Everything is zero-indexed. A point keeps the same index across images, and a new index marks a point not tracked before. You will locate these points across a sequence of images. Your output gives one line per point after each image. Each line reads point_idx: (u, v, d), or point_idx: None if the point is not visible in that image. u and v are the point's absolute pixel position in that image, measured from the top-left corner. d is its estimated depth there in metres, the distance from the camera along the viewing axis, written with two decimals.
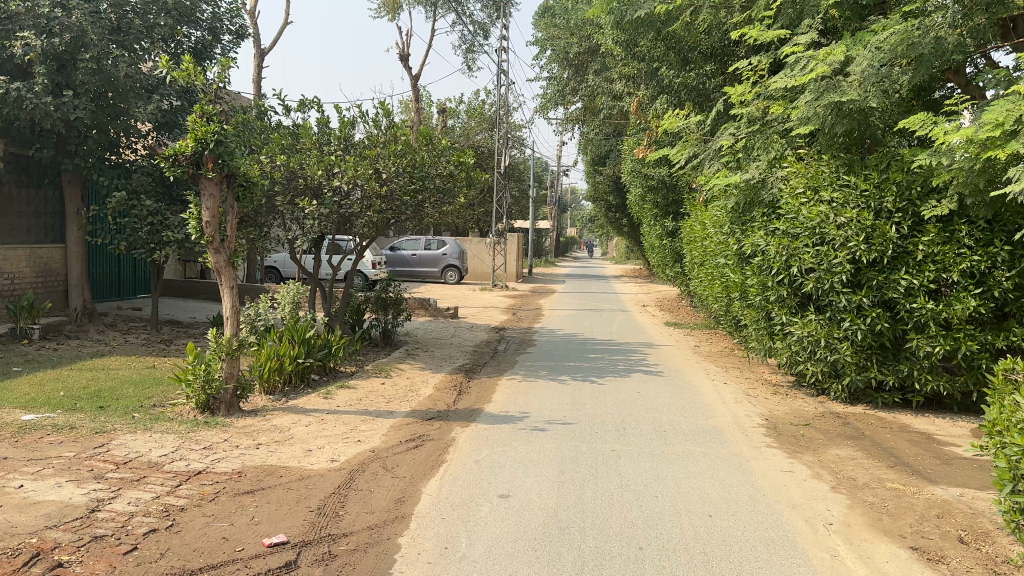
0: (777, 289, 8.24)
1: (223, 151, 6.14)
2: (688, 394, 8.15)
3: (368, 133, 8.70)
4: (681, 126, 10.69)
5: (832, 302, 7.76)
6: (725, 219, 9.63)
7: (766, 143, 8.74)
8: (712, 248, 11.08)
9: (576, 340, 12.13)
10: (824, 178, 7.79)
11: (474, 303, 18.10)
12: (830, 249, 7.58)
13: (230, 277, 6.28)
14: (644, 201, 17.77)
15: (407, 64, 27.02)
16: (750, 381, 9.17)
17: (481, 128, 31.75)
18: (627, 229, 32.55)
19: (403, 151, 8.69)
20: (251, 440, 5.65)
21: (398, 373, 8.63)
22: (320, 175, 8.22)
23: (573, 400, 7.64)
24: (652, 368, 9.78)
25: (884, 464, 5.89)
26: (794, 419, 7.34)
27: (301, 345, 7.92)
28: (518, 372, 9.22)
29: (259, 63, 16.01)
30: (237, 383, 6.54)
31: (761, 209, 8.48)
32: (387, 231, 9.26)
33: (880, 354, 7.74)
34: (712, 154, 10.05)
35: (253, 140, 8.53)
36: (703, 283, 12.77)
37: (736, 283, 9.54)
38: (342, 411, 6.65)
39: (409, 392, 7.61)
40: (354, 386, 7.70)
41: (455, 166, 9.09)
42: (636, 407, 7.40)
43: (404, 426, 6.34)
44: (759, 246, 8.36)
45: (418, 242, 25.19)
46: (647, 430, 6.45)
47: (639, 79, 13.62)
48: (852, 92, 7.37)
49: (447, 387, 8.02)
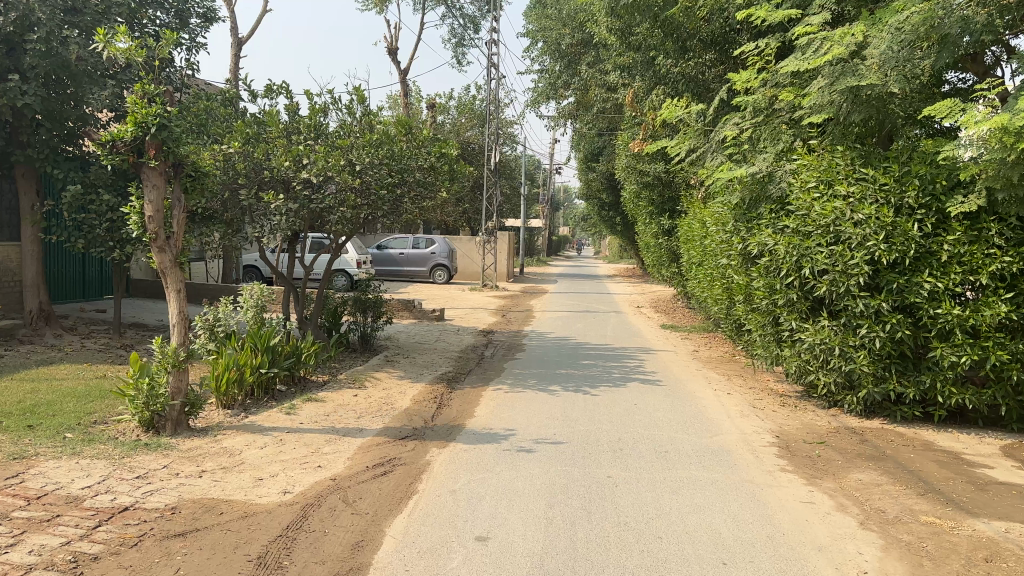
0: (787, 292, 7.57)
1: (169, 136, 5.43)
2: (690, 407, 7.46)
3: (340, 121, 7.96)
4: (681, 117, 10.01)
5: (847, 307, 7.08)
6: (728, 216, 8.92)
7: (774, 134, 8.06)
8: (713, 247, 10.39)
9: (568, 345, 11.42)
10: (839, 171, 7.10)
11: (462, 304, 17.35)
12: (846, 249, 6.90)
13: (176, 279, 5.57)
14: (639, 199, 17.08)
15: (395, 58, 26.29)
16: (755, 392, 8.49)
17: (472, 125, 31.05)
18: (621, 228, 31.85)
19: (379, 141, 7.97)
20: (194, 468, 4.94)
21: (374, 383, 7.91)
22: (287, 167, 7.50)
23: (564, 414, 6.94)
24: (650, 376, 9.08)
25: (913, 493, 5.20)
26: (807, 437, 6.65)
27: (264, 353, 7.20)
28: (505, 381, 8.51)
29: (235, 52, 15.24)
30: (186, 399, 5.82)
31: (768, 205, 7.78)
32: (363, 229, 8.54)
33: (899, 363, 7.05)
34: (714, 147, 9.35)
35: (215, 129, 7.83)
36: (703, 285, 12.07)
37: (740, 286, 8.86)
38: (305, 429, 5.94)
39: (384, 406, 6.90)
40: (323, 400, 6.98)
41: (437, 158, 8.36)
42: (633, 422, 6.71)
43: (373, 447, 5.63)
44: (766, 245, 7.68)
45: (407, 241, 24.48)
46: (645, 452, 5.75)
47: (635, 70, 12.92)
48: (871, 76, 6.67)
49: (426, 399, 7.30)
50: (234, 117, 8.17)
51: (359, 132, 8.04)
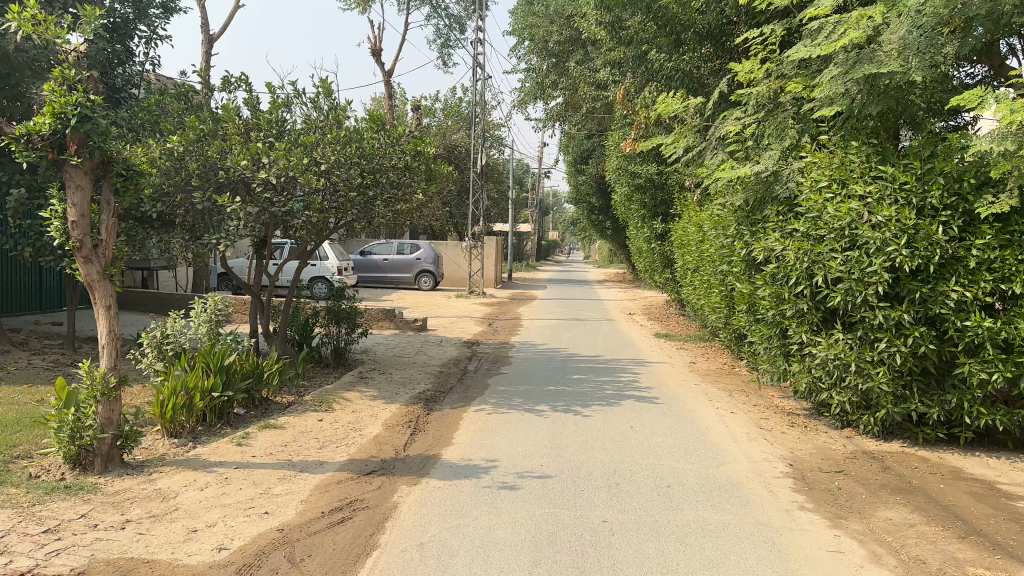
0: (796, 303, 6.90)
1: (95, 129, 4.72)
2: (691, 429, 6.77)
3: (305, 115, 7.26)
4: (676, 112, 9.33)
5: (864, 319, 6.40)
6: (728, 218, 8.24)
7: (778, 128, 7.38)
8: (712, 252, 9.72)
9: (557, 357, 10.72)
10: (853, 169, 6.44)
11: (447, 312, 16.62)
12: (863, 255, 6.23)
13: (105, 293, 4.86)
14: (630, 203, 16.42)
15: (379, 59, 25.53)
16: (760, 410, 7.80)
17: (458, 127, 30.37)
18: (611, 233, 31.22)
19: (347, 137, 7.27)
20: (118, 518, 4.21)
21: (343, 404, 7.17)
22: (244, 166, 6.78)
23: (552, 440, 6.22)
24: (646, 393, 8.39)
25: (953, 536, 4.52)
26: (823, 465, 5.96)
27: (218, 374, 6.46)
28: (489, 400, 7.80)
29: (206, 49, 14.46)
30: (118, 431, 5.07)
31: (775, 207, 7.10)
32: (333, 235, 7.82)
33: (921, 380, 6.39)
34: (711, 144, 8.67)
35: (166, 126, 7.10)
36: (701, 292, 11.38)
37: (742, 294, 8.17)
38: (256, 465, 5.21)
39: (351, 433, 6.17)
40: (283, 426, 6.24)
41: (413, 156, 7.65)
42: (628, 447, 6.01)
43: (332, 486, 4.91)
44: (773, 250, 7.00)
45: (391, 247, 23.75)
46: (644, 489, 5.05)
47: (626, 66, 12.25)
48: (891, 62, 5.99)
49: (400, 424, 6.57)
50: (189, 112, 7.48)
51: (327, 128, 7.34)
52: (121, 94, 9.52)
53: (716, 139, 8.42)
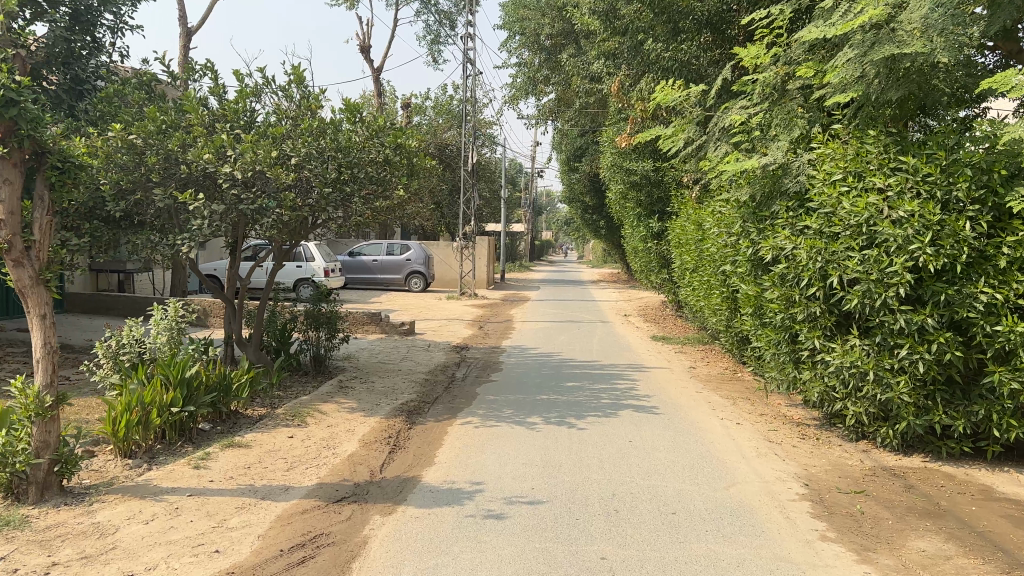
0: (808, 305, 6.38)
1: (23, 115, 4.25)
2: (695, 443, 6.24)
3: (274, 106, 6.71)
4: (676, 103, 8.81)
5: (883, 324, 5.88)
6: (731, 215, 7.72)
7: (785, 117, 6.86)
8: (713, 251, 9.20)
9: (551, 363, 10.18)
10: (870, 160, 5.92)
11: (437, 315, 16.06)
12: (882, 254, 5.70)
13: (39, 301, 4.32)
14: (625, 200, 15.90)
15: (368, 56, 24.96)
16: (767, 420, 7.28)
17: (449, 125, 29.82)
18: (605, 233, 30.70)
19: (320, 129, 6.75)
20: (43, 560, 3.65)
21: (319, 418, 6.62)
22: (208, 160, 6.24)
23: (545, 457, 5.68)
24: (645, 402, 7.85)
25: (997, 571, 4.00)
26: (842, 485, 5.43)
27: (178, 388, 5.91)
28: (477, 411, 7.25)
29: (184, 43, 13.87)
30: (56, 455, 4.48)
31: (785, 202, 6.57)
32: (307, 235, 7.26)
33: (945, 390, 5.87)
34: (714, 135, 8.15)
35: (124, 117, 6.55)
36: (700, 293, 10.87)
37: (748, 296, 7.65)
38: (212, 493, 4.66)
39: (323, 452, 5.63)
40: (248, 445, 5.70)
41: (393, 150, 7.11)
42: (628, 466, 5.47)
43: (296, 517, 4.37)
44: (782, 249, 6.47)
45: (380, 247, 23.17)
46: (646, 517, 4.52)
47: (621, 57, 11.74)
48: (914, 43, 5.47)
49: (379, 440, 6.03)
50: (150, 102, 6.93)
51: (299, 119, 6.80)
52: (86, 86, 8.86)
53: (719, 130, 7.91)
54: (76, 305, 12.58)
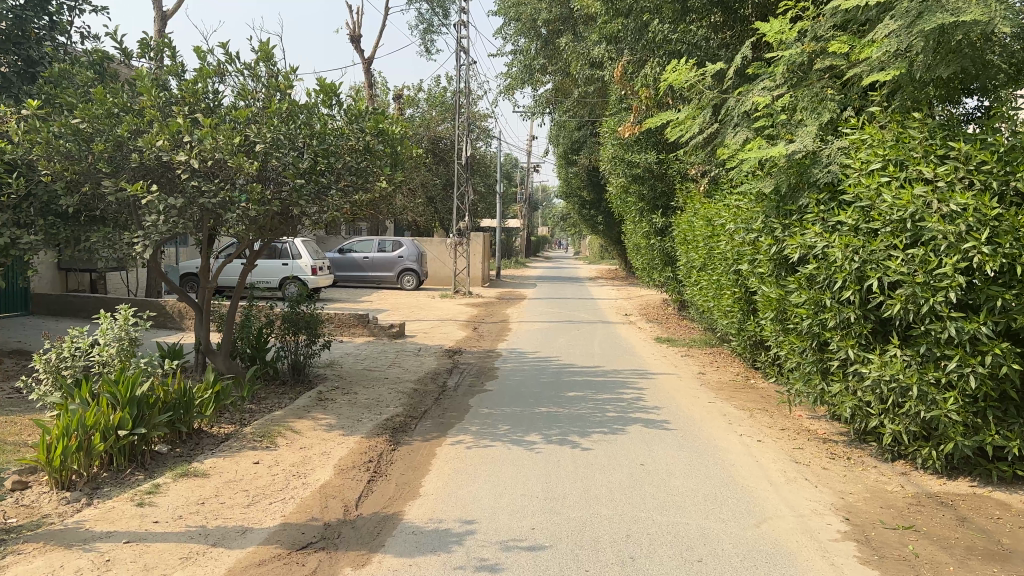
0: (841, 310, 5.66)
1: None
2: (714, 466, 5.53)
3: (238, 86, 5.96)
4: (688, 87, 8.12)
5: (929, 332, 5.15)
6: (749, 209, 7.02)
7: (813, 100, 6.15)
8: (725, 248, 8.51)
9: (549, 369, 9.45)
10: (914, 147, 5.21)
11: (430, 315, 15.32)
12: (930, 253, 4.98)
13: None
14: (625, 195, 15.21)
15: (358, 46, 24.17)
16: (790, 436, 6.58)
17: (442, 118, 29.08)
18: (602, 229, 29.99)
19: (291, 112, 6.01)
20: None
21: (291, 438, 5.89)
22: (161, 147, 5.51)
23: (546, 486, 4.96)
24: (654, 414, 7.15)
25: None
26: (886, 519, 4.72)
27: (127, 408, 5.19)
28: (469, 427, 6.54)
29: (159, 28, 13.09)
30: None
31: (814, 194, 5.86)
32: (279, 232, 6.54)
33: (998, 408, 5.14)
34: (731, 122, 7.44)
35: (69, 100, 5.81)
36: (709, 293, 10.14)
37: (767, 299, 6.95)
38: (154, 539, 3.94)
39: (292, 482, 4.91)
40: (206, 475, 4.98)
41: (374, 137, 6.36)
42: (641, 498, 4.76)
43: (249, 570, 3.64)
44: (811, 247, 5.76)
45: (371, 244, 22.44)
46: (667, 567, 3.79)
47: (622, 41, 11.02)
48: (969, 11, 4.76)
49: (357, 465, 5.31)
50: (101, 84, 6.20)
51: (267, 101, 6.07)
52: (38, 67, 8.05)
53: (738, 116, 7.19)
54: (43, 306, 11.86)
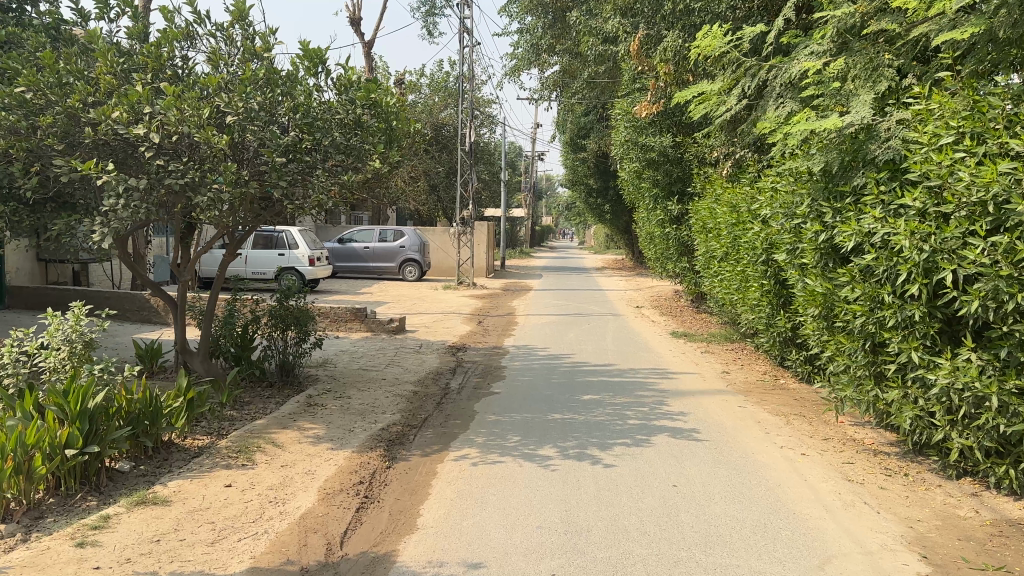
0: (904, 307, 4.89)
1: None
2: (758, 487, 4.78)
3: (208, 50, 5.25)
4: (724, 56, 7.46)
5: (1014, 334, 4.36)
6: (789, 191, 6.26)
7: (868, 66, 5.39)
8: (756, 235, 7.78)
9: (560, 367, 8.72)
10: (995, 117, 4.42)
11: (432, 308, 14.58)
12: (1018, 242, 4.20)
13: None
14: (638, 182, 14.46)
15: (358, 28, 23.33)
16: (836, 448, 5.82)
17: (446, 104, 28.25)
18: (610, 218, 29.19)
19: (269, 81, 5.29)
20: None
21: (271, 453, 5.16)
22: (117, 119, 4.76)
23: (566, 514, 4.22)
24: (682, 422, 6.41)
25: None
26: (971, 556, 3.96)
27: (77, 423, 4.45)
28: (475, 437, 5.80)
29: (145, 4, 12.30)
30: None
31: (871, 174, 5.08)
32: (260, 219, 5.79)
33: None
34: (772, 93, 6.85)
35: (14, 66, 5.06)
36: (732, 284, 9.40)
37: (810, 293, 6.18)
38: None
39: (267, 512, 4.18)
40: (167, 504, 4.25)
41: (366, 110, 5.63)
42: (679, 532, 4.01)
43: None
44: (868, 233, 4.99)
45: (372, 234, 21.71)
46: None
47: (640, 13, 10.25)
48: None
49: (345, 488, 4.57)
50: (56, 50, 5.45)
51: (242, 68, 5.35)
52: None
53: (780, 87, 6.50)
54: (21, 299, 11.15)
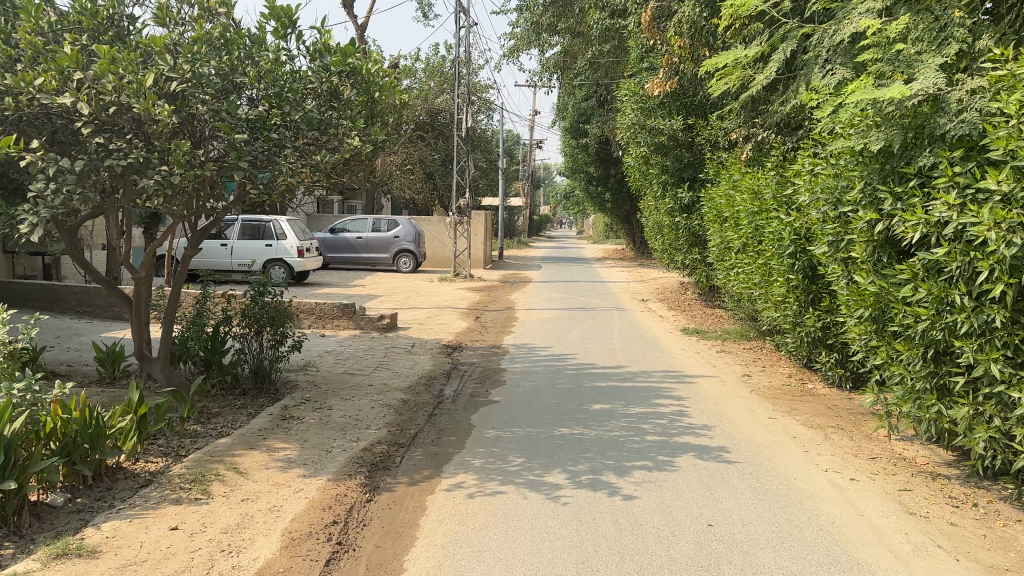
0: (981, 310, 4.11)
1: None
2: (809, 527, 3.99)
3: (155, 4, 4.50)
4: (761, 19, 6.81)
5: None
6: (835, 175, 5.49)
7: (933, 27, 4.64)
8: (784, 222, 7.04)
9: (566, 370, 7.94)
10: None
11: (425, 302, 13.80)
12: None
13: None
14: (644, 168, 13.66)
15: (350, 9, 22.39)
16: (888, 472, 5.03)
17: (441, 89, 27.33)
18: (612, 207, 28.32)
19: (228, 43, 4.52)
20: None
21: (231, 484, 4.38)
22: (39, 83, 3.97)
23: (583, 568, 3.43)
24: (708, 438, 5.62)
25: None
26: None
27: None
28: (472, 459, 5.02)
29: None
30: None
31: (941, 153, 4.28)
32: (222, 208, 4.99)
33: None
34: (817, 60, 6.24)
35: None
36: (751, 278, 8.62)
37: (857, 289, 5.41)
38: None
39: (215, 567, 3.38)
40: (95, 555, 3.46)
41: (343, 79, 4.84)
42: None
43: None
44: (940, 222, 4.20)
45: (365, 223, 20.88)
46: None
47: None
48: None
49: (314, 533, 3.78)
50: None
51: (196, 27, 4.56)
52: None
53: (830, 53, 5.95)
54: None
